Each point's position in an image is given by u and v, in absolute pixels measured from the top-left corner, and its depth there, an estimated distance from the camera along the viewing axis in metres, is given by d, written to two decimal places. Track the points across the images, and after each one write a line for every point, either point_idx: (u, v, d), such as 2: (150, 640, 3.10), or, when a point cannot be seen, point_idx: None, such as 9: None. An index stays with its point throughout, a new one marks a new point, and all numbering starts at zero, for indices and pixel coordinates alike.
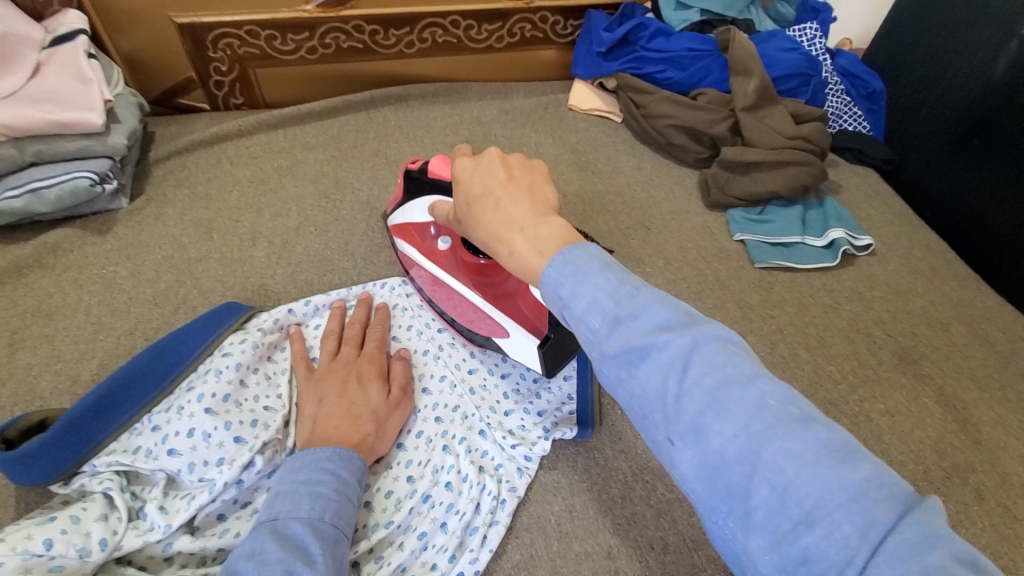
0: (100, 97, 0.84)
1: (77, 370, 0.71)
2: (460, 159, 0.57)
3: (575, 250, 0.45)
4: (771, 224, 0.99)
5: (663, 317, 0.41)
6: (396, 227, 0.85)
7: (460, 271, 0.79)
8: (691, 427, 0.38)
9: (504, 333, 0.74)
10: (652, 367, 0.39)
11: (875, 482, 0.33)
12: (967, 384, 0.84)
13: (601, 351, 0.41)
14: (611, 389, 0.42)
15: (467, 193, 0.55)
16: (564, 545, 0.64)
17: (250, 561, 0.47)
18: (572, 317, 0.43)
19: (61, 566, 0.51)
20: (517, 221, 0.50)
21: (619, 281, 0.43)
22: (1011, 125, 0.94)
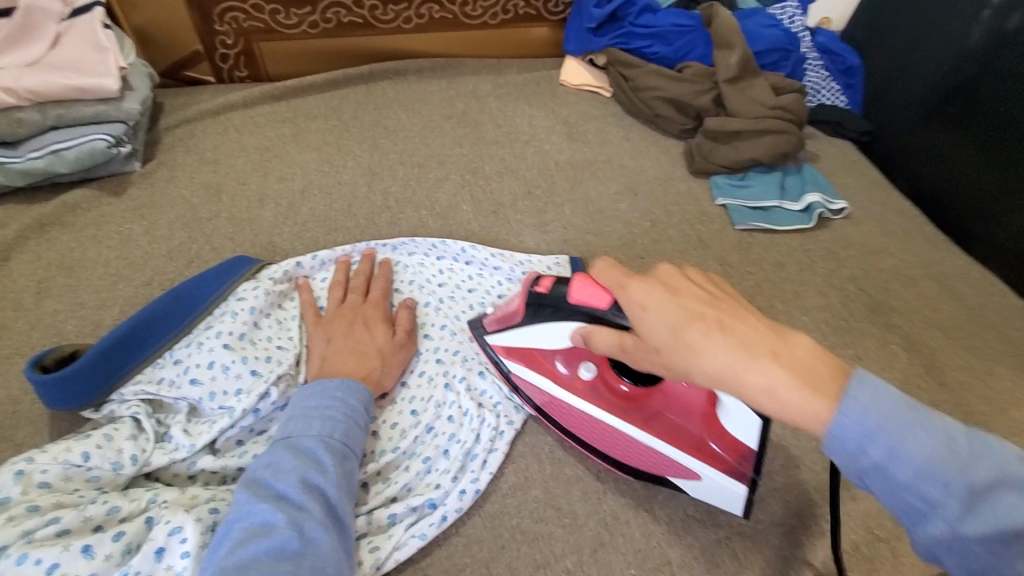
0: (116, 65, 0.89)
1: (99, 316, 0.76)
2: (631, 280, 0.52)
3: (867, 392, 0.41)
4: (751, 189, 1.05)
5: (1013, 476, 0.39)
6: (503, 348, 0.72)
7: (610, 404, 0.68)
8: (989, 561, 0.39)
9: (691, 475, 0.65)
10: (1023, 536, 0.39)
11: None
12: (933, 333, 0.90)
13: (949, 528, 0.40)
14: (894, 510, 0.42)
15: (668, 320, 0.48)
16: (555, 469, 0.70)
17: (268, 471, 0.54)
18: (886, 479, 0.41)
19: (98, 477, 0.56)
20: (761, 347, 0.45)
21: (944, 433, 0.41)
22: (986, 90, 1.00)
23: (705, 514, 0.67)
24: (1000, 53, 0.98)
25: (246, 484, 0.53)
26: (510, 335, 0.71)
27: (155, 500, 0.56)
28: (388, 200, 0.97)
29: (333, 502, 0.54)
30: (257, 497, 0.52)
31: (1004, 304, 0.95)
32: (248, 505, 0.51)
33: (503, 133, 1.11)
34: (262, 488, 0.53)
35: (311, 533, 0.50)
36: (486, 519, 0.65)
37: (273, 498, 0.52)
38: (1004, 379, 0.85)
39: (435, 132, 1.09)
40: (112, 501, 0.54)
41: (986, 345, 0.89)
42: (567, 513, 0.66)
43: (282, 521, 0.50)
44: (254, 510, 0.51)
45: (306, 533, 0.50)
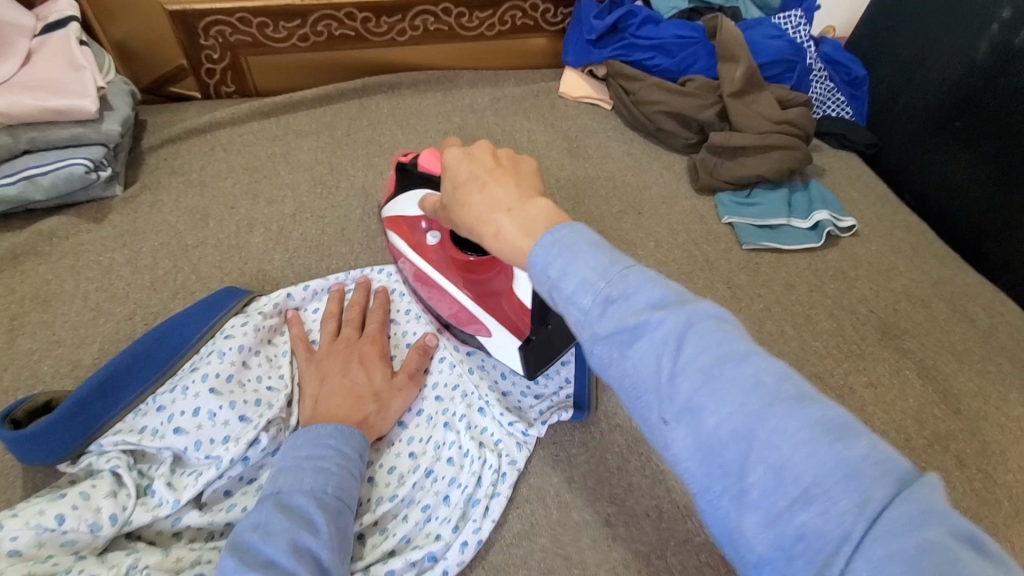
0: (93, 83, 0.84)
1: (78, 355, 0.72)
2: (451, 148, 0.60)
3: (563, 231, 0.44)
4: (758, 206, 1.02)
5: (654, 296, 0.40)
6: (389, 220, 0.83)
7: (449, 269, 0.76)
8: (684, 406, 0.36)
9: (488, 332, 0.74)
10: (643, 346, 0.39)
11: (858, 445, 0.32)
12: (946, 357, 0.87)
13: (594, 332, 0.40)
14: (603, 373, 0.41)
15: (454, 172, 0.57)
16: (563, 514, 0.67)
17: (256, 533, 0.49)
18: (561, 298, 0.42)
19: (74, 540, 0.52)
20: (503, 203, 0.52)
21: (610, 261, 0.42)
22: (994, 107, 0.97)
23: (720, 561, 0.64)
24: (1007, 69, 0.95)
25: (231, 549, 0.48)
26: (398, 205, 0.81)
27: (136, 565, 0.52)
28: (383, 223, 0.93)
29: (327, 566, 0.49)
30: (244, 565, 0.46)
31: (1019, 326, 0.92)
32: (233, 575, 0.46)
33: (502, 149, 1.08)
34: (249, 553, 0.48)
35: None
36: (490, 571, 0.62)
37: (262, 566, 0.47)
38: (1021, 406, 0.82)
39: (430, 149, 1.05)
40: (90, 569, 0.50)
41: (1001, 369, 0.87)
42: (576, 563, 0.63)
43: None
44: None
45: None
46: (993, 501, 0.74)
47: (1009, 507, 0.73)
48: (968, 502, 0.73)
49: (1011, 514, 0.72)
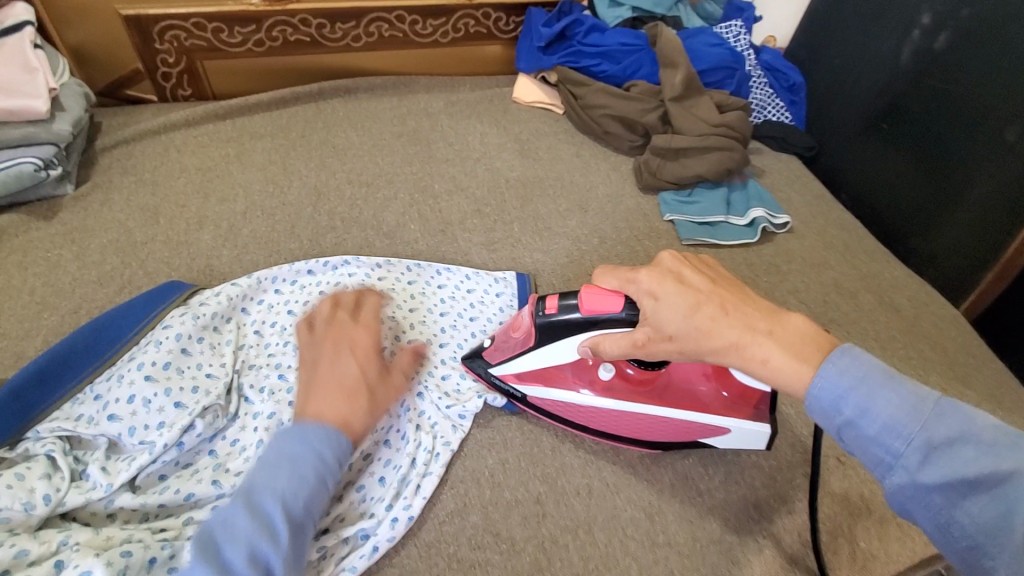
0: (45, 86, 0.86)
1: (22, 346, 0.73)
2: (636, 274, 0.60)
3: (845, 360, 0.48)
4: (698, 204, 1.06)
5: (979, 442, 0.43)
6: (519, 376, 0.73)
7: (636, 394, 0.71)
8: (1023, 556, 0.41)
9: (721, 432, 0.71)
10: (980, 495, 0.42)
11: None
12: (870, 344, 0.92)
13: (910, 479, 0.44)
14: (912, 514, 0.45)
15: (678, 301, 0.56)
16: (495, 493, 0.69)
17: (258, 486, 0.53)
18: (859, 435, 0.47)
19: (8, 518, 0.54)
20: (759, 324, 0.53)
21: (914, 398, 0.45)
22: (917, 108, 1.03)
23: (645, 534, 0.67)
24: (929, 72, 1.01)
25: (196, 543, 0.49)
26: (519, 361, 0.72)
27: (67, 542, 0.54)
28: (334, 220, 0.96)
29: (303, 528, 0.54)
30: (243, 508, 0.51)
31: (940, 314, 0.97)
32: (232, 515, 0.51)
33: (454, 151, 1.11)
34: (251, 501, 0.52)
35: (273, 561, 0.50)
36: (421, 548, 0.64)
37: (256, 515, 0.51)
38: (937, 388, 0.87)
39: (384, 151, 1.08)
40: (20, 544, 0.52)
41: (919, 355, 0.91)
42: (505, 539, 0.66)
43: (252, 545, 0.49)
44: (235, 521, 0.50)
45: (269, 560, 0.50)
46: None
47: None
48: None
49: None
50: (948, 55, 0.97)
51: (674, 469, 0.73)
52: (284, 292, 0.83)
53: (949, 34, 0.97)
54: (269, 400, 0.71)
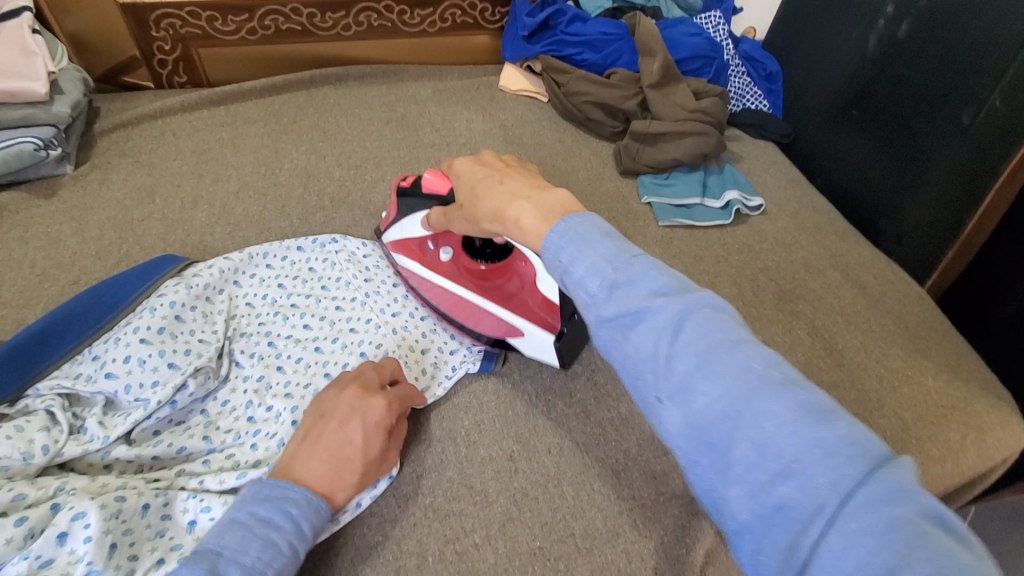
0: (44, 69, 0.90)
1: (23, 314, 0.77)
2: (459, 159, 0.72)
3: (575, 222, 0.53)
4: (674, 187, 1.11)
5: (659, 284, 0.48)
6: (393, 243, 0.88)
7: (465, 278, 0.85)
8: (679, 386, 0.44)
9: (518, 333, 0.81)
10: (647, 328, 0.46)
11: (697, 316, 0.46)
12: (835, 318, 0.96)
13: (602, 314, 0.48)
14: (610, 353, 0.49)
15: (471, 179, 0.69)
16: (470, 450, 0.73)
17: (269, 512, 0.54)
18: (573, 282, 0.51)
19: (7, 466, 0.57)
20: (522, 194, 0.62)
21: (618, 250, 0.51)
22: (883, 94, 1.07)
23: (611, 488, 0.72)
24: (893, 60, 1.05)
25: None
26: (393, 230, 0.87)
27: (63, 487, 0.58)
28: (323, 200, 1.00)
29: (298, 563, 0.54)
30: (251, 537, 0.52)
31: (906, 291, 1.01)
32: (237, 540, 0.51)
33: (440, 136, 1.15)
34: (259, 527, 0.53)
35: None
36: (400, 499, 0.68)
37: (262, 543, 0.52)
38: (898, 359, 0.91)
39: (372, 136, 1.12)
40: (18, 488, 0.55)
41: (882, 328, 0.95)
42: (479, 492, 0.70)
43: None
44: (239, 546, 0.51)
45: None
46: None
47: None
48: None
49: None
50: (909, 42, 1.02)
51: (642, 431, 0.77)
52: (275, 267, 0.87)
53: (911, 22, 1.01)
54: (259, 365, 0.75)
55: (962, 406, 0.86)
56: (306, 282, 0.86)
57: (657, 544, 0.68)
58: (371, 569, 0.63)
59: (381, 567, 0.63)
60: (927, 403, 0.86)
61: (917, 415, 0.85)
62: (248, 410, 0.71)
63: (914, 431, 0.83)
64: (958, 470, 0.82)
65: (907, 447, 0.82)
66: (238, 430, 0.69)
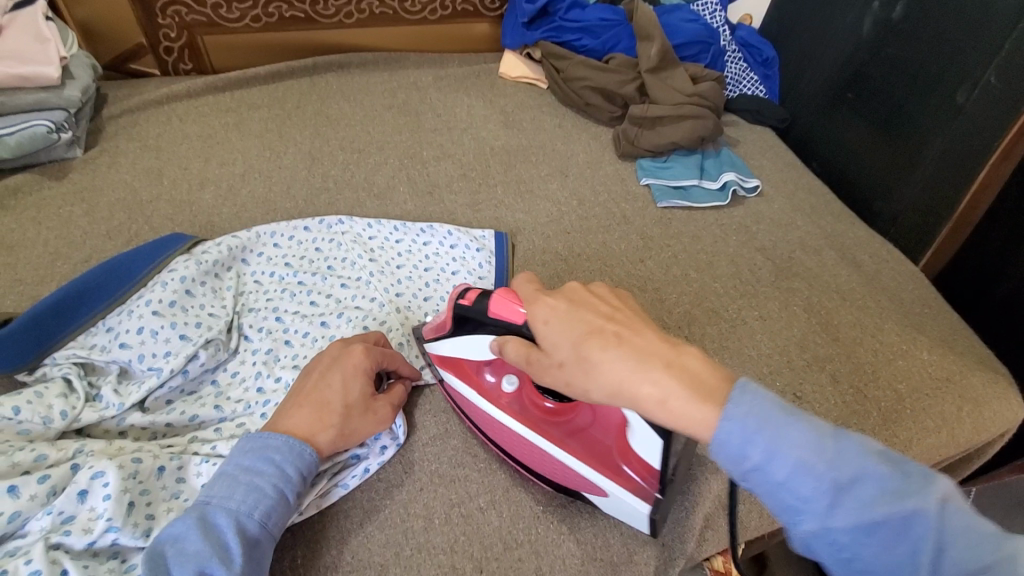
0: (57, 54, 0.92)
1: (37, 290, 0.79)
2: (540, 301, 0.57)
3: (748, 399, 0.45)
4: (673, 170, 1.12)
5: (883, 480, 0.42)
6: (441, 358, 0.71)
7: (533, 418, 0.67)
8: None
9: (599, 491, 0.63)
10: (889, 538, 0.41)
11: (944, 512, 0.41)
12: (831, 295, 0.98)
13: (822, 525, 0.42)
14: (825, 553, 0.43)
15: (569, 332, 0.53)
16: None
17: (252, 461, 0.57)
18: (769, 484, 0.43)
19: (28, 429, 0.60)
20: (653, 353, 0.49)
21: (819, 436, 0.43)
22: (878, 76, 1.09)
23: None
24: (888, 41, 1.07)
25: (146, 559, 0.49)
26: (446, 343, 0.70)
27: (82, 449, 0.60)
28: (327, 182, 1.02)
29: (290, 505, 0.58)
30: (235, 485, 0.55)
31: (901, 270, 1.03)
32: (223, 488, 0.55)
33: (442, 122, 1.17)
34: (243, 475, 0.56)
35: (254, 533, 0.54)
36: (407, 466, 0.70)
37: (246, 489, 0.55)
38: (893, 334, 0.93)
39: (375, 121, 1.14)
40: (39, 449, 0.58)
41: (878, 305, 0.97)
42: (483, 459, 0.72)
43: (232, 521, 0.53)
44: (223, 493, 0.55)
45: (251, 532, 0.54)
46: (861, 412, 0.84)
47: (874, 415, 0.84)
48: (839, 413, 0.83)
49: (874, 421, 0.83)
50: (904, 24, 1.04)
51: None
52: (282, 246, 0.89)
53: (905, 4, 1.03)
54: (268, 338, 0.77)
55: (957, 378, 0.88)
56: (313, 261, 0.88)
57: None
58: (379, 530, 0.64)
59: (390, 529, 0.65)
60: (921, 376, 0.88)
61: (911, 386, 0.87)
62: (258, 381, 0.73)
63: (909, 403, 0.85)
64: (954, 440, 0.83)
65: (902, 418, 0.84)
66: (247, 400, 0.71)
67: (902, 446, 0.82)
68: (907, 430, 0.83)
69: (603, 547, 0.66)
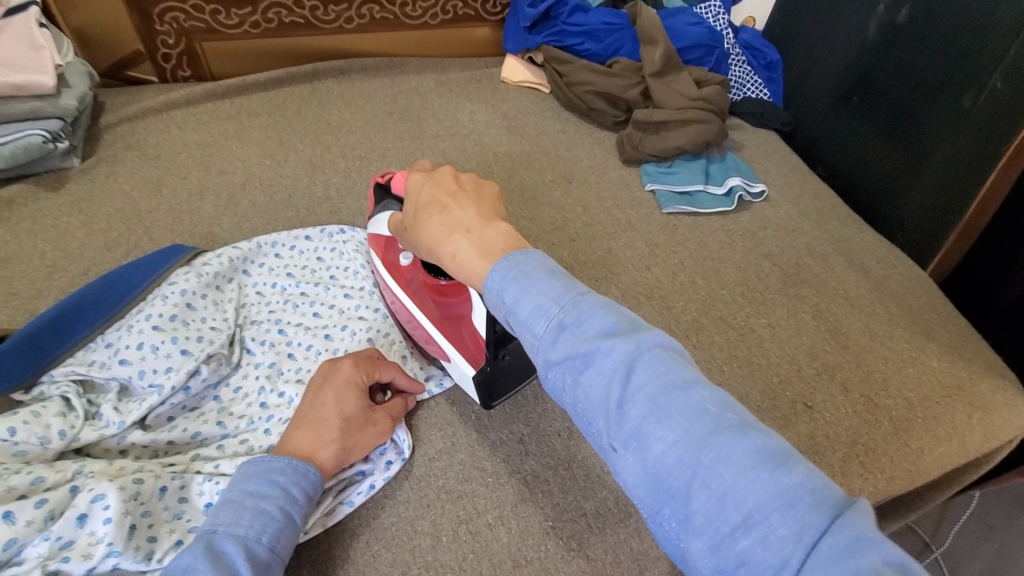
0: (51, 62, 0.91)
1: (35, 304, 0.78)
2: (416, 176, 0.66)
3: (517, 258, 0.52)
4: (677, 175, 1.11)
5: (603, 325, 0.47)
6: (371, 237, 0.84)
7: (420, 293, 0.79)
8: (632, 433, 0.43)
9: (447, 359, 0.76)
10: (594, 374, 0.45)
11: (644, 358, 0.45)
12: (839, 302, 0.97)
13: (546, 357, 0.47)
14: (559, 397, 0.48)
15: (417, 197, 0.64)
16: (481, 434, 0.74)
17: (255, 483, 0.56)
18: (517, 322, 0.50)
19: (24, 451, 0.58)
20: (462, 223, 0.58)
21: (562, 288, 0.49)
22: (884, 80, 1.08)
23: None
24: (893, 45, 1.06)
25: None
26: (374, 222, 0.82)
27: (81, 471, 0.58)
28: (329, 191, 1.00)
29: (298, 528, 0.56)
30: (240, 509, 0.54)
31: (909, 275, 1.02)
32: (227, 514, 0.54)
33: (444, 128, 1.16)
34: (246, 499, 0.55)
35: (264, 557, 0.52)
36: (413, 481, 0.69)
37: (252, 514, 0.54)
38: (903, 341, 0.92)
39: (376, 127, 1.13)
40: (37, 471, 0.56)
41: (886, 311, 0.96)
42: (490, 473, 0.71)
43: (241, 547, 0.51)
44: (228, 520, 0.53)
45: (260, 556, 0.52)
46: (872, 421, 0.83)
47: (885, 425, 0.82)
48: (849, 423, 0.82)
49: (885, 430, 0.82)
50: (909, 27, 1.03)
51: None
52: (283, 256, 0.88)
53: (910, 7, 1.03)
54: (270, 352, 0.75)
55: (967, 385, 0.87)
56: (315, 271, 0.87)
57: None
58: (386, 548, 0.63)
59: (397, 547, 0.63)
60: (932, 383, 0.87)
61: (922, 394, 0.86)
62: (261, 396, 0.71)
63: (919, 411, 0.84)
64: (965, 449, 0.82)
65: (914, 427, 0.82)
66: (250, 416, 0.69)
67: (913, 456, 0.80)
68: (919, 440, 0.82)
69: (614, 563, 0.65)
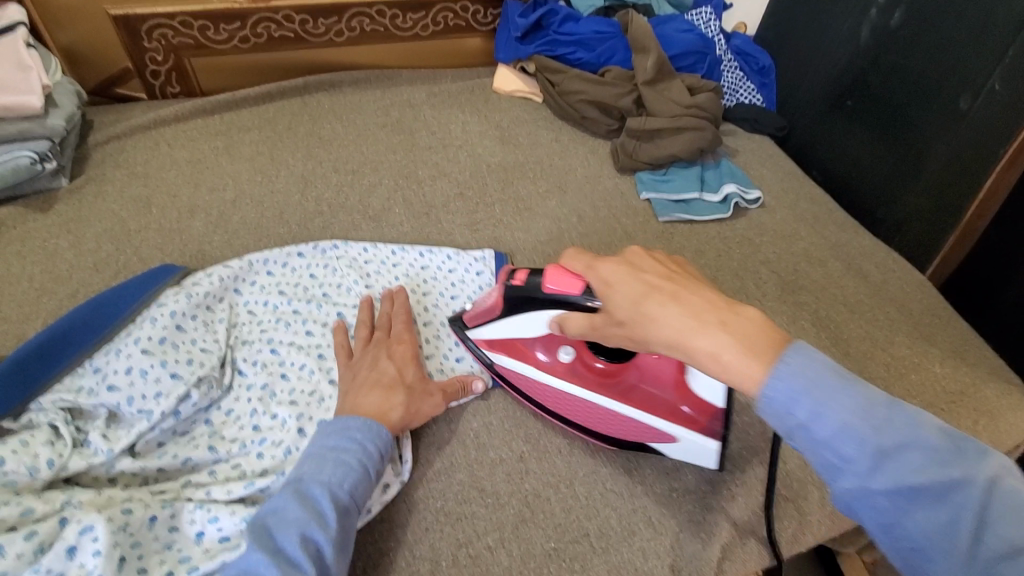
0: (39, 83, 0.90)
1: (23, 328, 0.76)
2: (601, 263, 0.61)
3: (798, 359, 0.45)
4: (672, 182, 1.11)
5: (939, 449, 0.41)
6: (489, 341, 0.78)
7: (592, 381, 0.75)
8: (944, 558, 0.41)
9: (669, 438, 0.71)
10: (933, 504, 0.41)
11: (1000, 486, 0.40)
12: (840, 309, 0.96)
13: (860, 484, 0.42)
14: (858, 515, 0.43)
15: (628, 291, 0.55)
16: (480, 453, 0.73)
17: (336, 439, 0.61)
18: (808, 440, 0.44)
19: (14, 481, 0.57)
20: (708, 315, 0.50)
21: (866, 400, 0.43)
22: (879, 83, 1.08)
23: (623, 486, 0.71)
24: (886, 48, 1.06)
25: (250, 531, 0.53)
26: (491, 327, 0.77)
27: (70, 501, 0.57)
28: (320, 207, 0.99)
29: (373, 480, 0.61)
30: (325, 461, 0.59)
31: (908, 279, 1.01)
32: (312, 465, 0.59)
33: (436, 140, 1.15)
34: (329, 451, 0.60)
35: (344, 503, 0.57)
36: (411, 504, 0.67)
37: (334, 465, 0.59)
38: (904, 347, 0.91)
39: (368, 140, 1.12)
40: (27, 502, 0.55)
41: (887, 317, 0.95)
42: (490, 494, 0.69)
43: (327, 494, 0.56)
44: (314, 470, 0.58)
45: (341, 502, 0.57)
46: None
47: None
48: None
49: None
50: (902, 31, 1.03)
51: None
52: (275, 274, 0.86)
53: (903, 11, 1.02)
54: (262, 372, 0.74)
55: (970, 391, 0.86)
56: (308, 288, 0.85)
57: (672, 540, 0.67)
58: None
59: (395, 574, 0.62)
60: (934, 390, 0.86)
61: (925, 401, 0.85)
62: (253, 418, 0.70)
63: None
64: None
65: None
66: (242, 440, 0.68)
67: None
68: None
69: None
